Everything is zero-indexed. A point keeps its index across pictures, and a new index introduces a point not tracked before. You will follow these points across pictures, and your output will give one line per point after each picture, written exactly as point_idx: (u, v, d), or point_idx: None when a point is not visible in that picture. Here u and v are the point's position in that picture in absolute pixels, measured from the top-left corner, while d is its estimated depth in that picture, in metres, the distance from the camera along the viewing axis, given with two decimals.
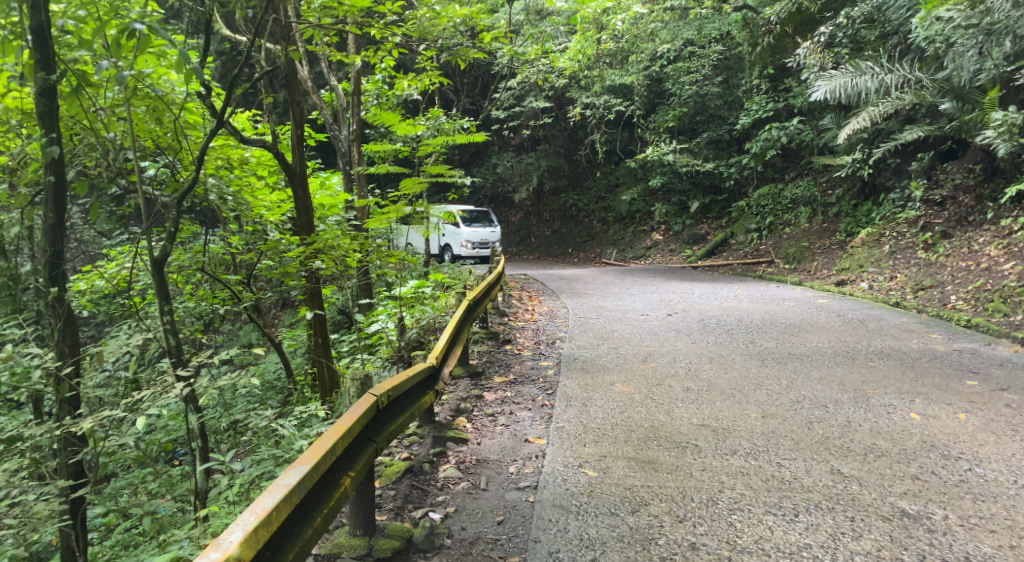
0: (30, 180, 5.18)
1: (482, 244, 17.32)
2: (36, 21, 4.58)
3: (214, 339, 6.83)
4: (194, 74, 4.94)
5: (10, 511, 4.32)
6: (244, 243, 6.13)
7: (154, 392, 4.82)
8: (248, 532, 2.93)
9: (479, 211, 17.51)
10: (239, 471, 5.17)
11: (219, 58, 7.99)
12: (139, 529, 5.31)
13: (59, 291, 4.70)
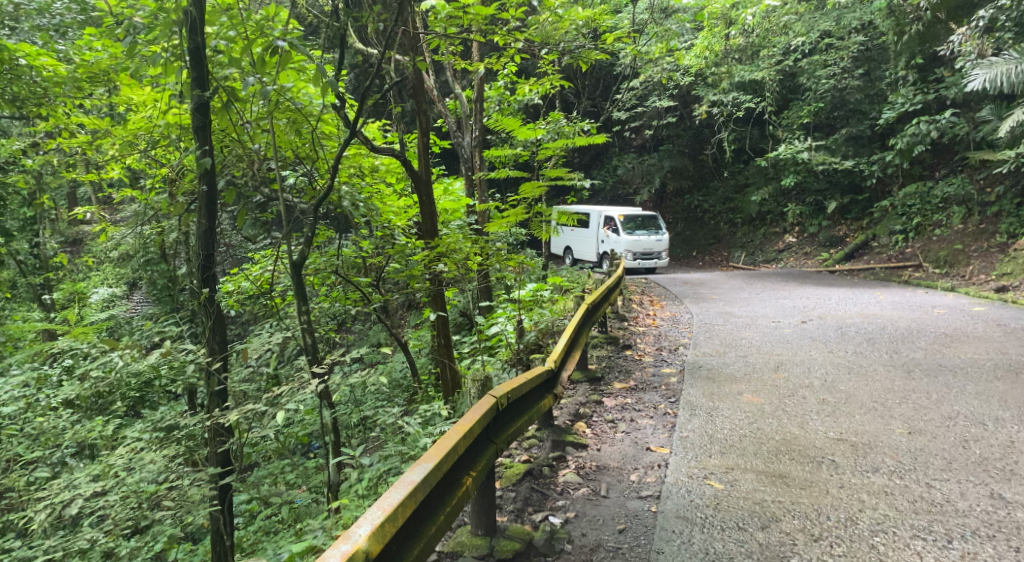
0: (186, 190, 5.60)
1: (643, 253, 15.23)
2: (193, 44, 4.92)
3: (346, 339, 7.15)
4: (329, 86, 5.19)
5: (169, 494, 4.64)
6: (373, 247, 6.37)
7: (292, 388, 5.06)
8: (375, 526, 3.04)
9: (644, 216, 15.63)
10: (368, 465, 5.36)
11: (352, 70, 8.36)
12: (279, 517, 5.65)
13: (210, 292, 5.06)
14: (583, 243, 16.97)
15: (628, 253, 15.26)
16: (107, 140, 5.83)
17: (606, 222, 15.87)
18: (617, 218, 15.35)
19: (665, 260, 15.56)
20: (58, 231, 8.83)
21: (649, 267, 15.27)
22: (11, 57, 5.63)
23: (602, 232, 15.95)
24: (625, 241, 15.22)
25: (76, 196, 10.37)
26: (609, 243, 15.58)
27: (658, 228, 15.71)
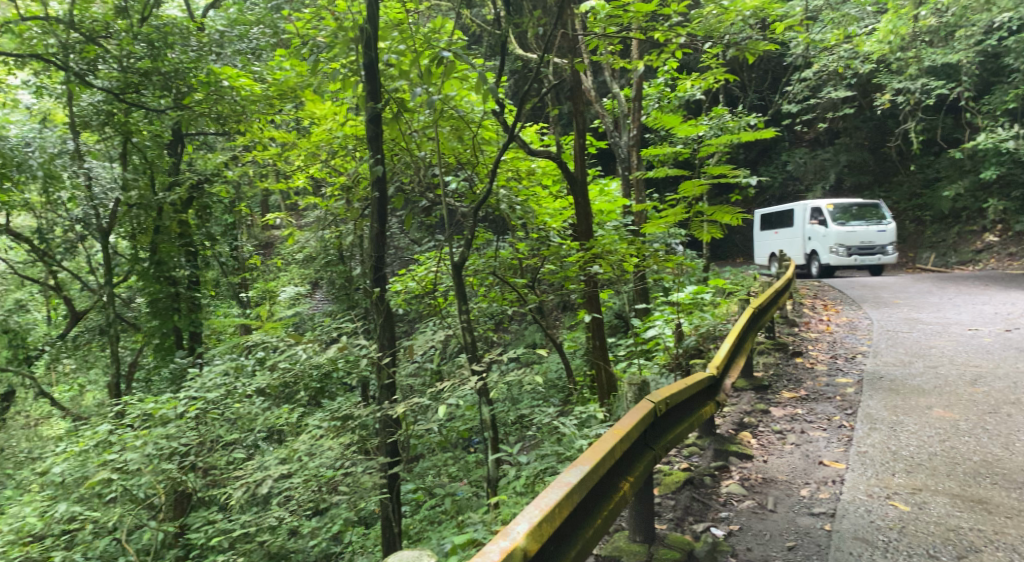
0: (360, 196, 5.96)
1: (861, 246, 13.36)
2: (367, 58, 5.21)
3: (504, 338, 7.28)
4: (491, 93, 5.29)
5: (345, 479, 4.98)
6: (530, 249, 6.44)
7: (454, 384, 5.21)
8: (533, 525, 3.04)
9: (861, 204, 13.77)
10: (525, 463, 5.44)
11: (512, 75, 8.50)
12: (442, 508, 5.88)
13: (381, 292, 5.38)
14: (788, 242, 15.35)
15: (841, 247, 13.49)
16: (294, 152, 6.37)
17: (813, 216, 14.34)
18: (825, 209, 13.79)
19: (892, 254, 13.43)
20: (252, 234, 9.71)
21: (869, 263, 13.29)
22: (216, 81, 6.42)
23: (809, 227, 14.40)
24: (837, 233, 13.52)
25: (269, 202, 11.34)
26: (819, 238, 13.97)
27: (881, 219, 13.70)
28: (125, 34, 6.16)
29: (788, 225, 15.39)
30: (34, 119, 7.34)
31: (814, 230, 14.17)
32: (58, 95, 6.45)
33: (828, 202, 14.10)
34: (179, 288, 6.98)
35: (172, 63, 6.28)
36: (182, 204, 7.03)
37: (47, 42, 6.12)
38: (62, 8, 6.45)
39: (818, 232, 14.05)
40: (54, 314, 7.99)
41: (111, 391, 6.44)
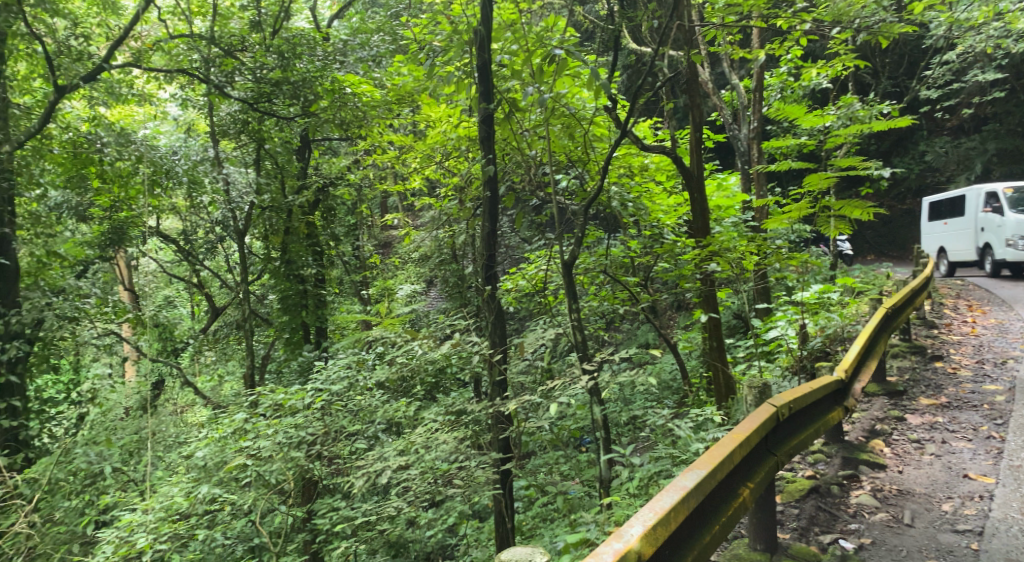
0: (473, 196, 6.02)
1: None
2: (480, 59, 5.26)
3: (616, 338, 7.17)
4: (604, 89, 5.21)
5: (459, 473, 5.07)
6: (643, 247, 6.31)
7: (564, 383, 5.16)
8: (648, 528, 2.96)
9: None
10: (639, 465, 5.33)
11: (626, 70, 8.37)
12: (554, 506, 5.87)
13: (492, 289, 5.43)
14: (957, 235, 13.46)
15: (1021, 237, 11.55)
16: (411, 154, 6.48)
17: (988, 204, 12.52)
18: (1004, 193, 12.01)
19: None
20: (372, 235, 10.05)
21: None
22: (340, 89, 6.73)
23: (981, 216, 12.56)
24: (1016, 221, 11.66)
25: (388, 203, 11.69)
26: (994, 228, 12.12)
27: None
28: (259, 47, 6.63)
29: (957, 215, 13.55)
30: (181, 129, 7.94)
31: (989, 220, 12.36)
32: (200, 106, 6.94)
33: (1005, 187, 12.27)
34: (307, 285, 7.30)
35: (301, 73, 6.65)
36: (309, 207, 7.39)
37: (191, 57, 6.59)
38: (205, 26, 6.94)
39: (994, 222, 12.21)
40: (197, 309, 8.61)
41: (246, 381, 6.84)
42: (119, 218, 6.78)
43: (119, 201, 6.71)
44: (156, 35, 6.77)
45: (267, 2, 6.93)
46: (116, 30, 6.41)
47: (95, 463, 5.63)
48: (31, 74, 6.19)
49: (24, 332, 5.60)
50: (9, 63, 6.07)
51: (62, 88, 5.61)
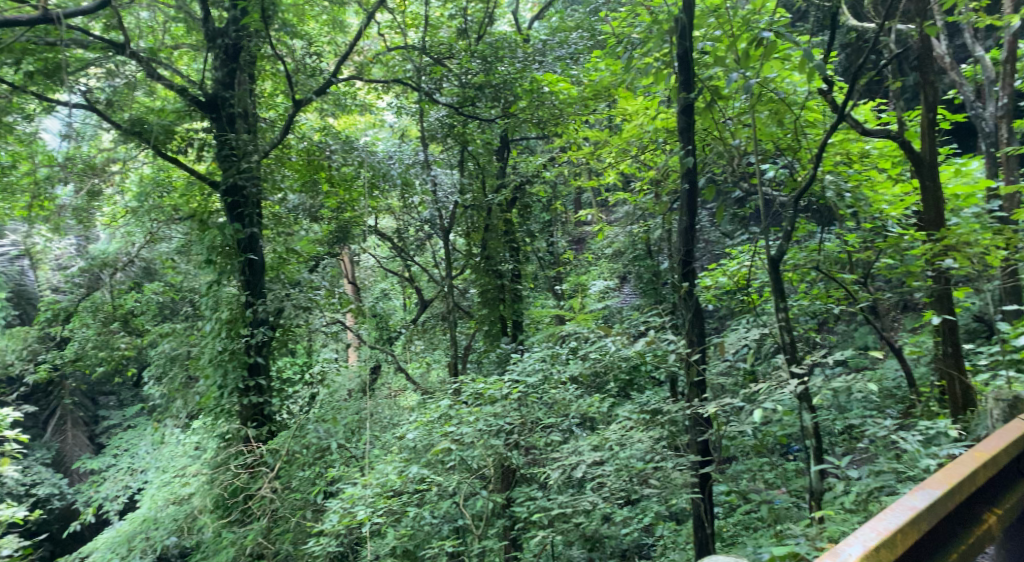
0: (670, 190, 5.73)
1: None
2: (683, 48, 4.96)
3: (828, 340, 6.61)
4: (820, 71, 4.70)
5: (654, 474, 4.92)
6: (862, 241, 5.78)
7: (770, 386, 4.80)
8: (869, 548, 2.61)
9: None
10: (856, 479, 4.86)
11: (844, 50, 7.68)
12: (759, 514, 5.53)
13: (690, 287, 5.03)
14: None
15: None
16: (606, 149, 6.45)
17: None
18: None
19: None
20: (567, 231, 10.06)
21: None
22: (538, 87, 6.76)
23: None
24: None
25: (585, 200, 11.66)
26: None
27: None
28: (465, 53, 6.91)
29: None
30: (396, 134, 8.53)
31: None
32: (412, 113, 7.41)
33: None
34: (504, 280, 7.58)
35: (502, 76, 6.81)
36: (507, 205, 7.61)
37: (405, 67, 7.05)
38: (418, 36, 7.43)
39: None
40: (408, 301, 9.23)
41: (450, 370, 7.17)
42: (344, 218, 7.23)
43: (344, 202, 7.22)
44: (375, 49, 7.30)
45: (473, 10, 7.28)
46: (343, 47, 7.05)
47: (324, 438, 6.10)
48: (274, 92, 7.01)
49: (269, 320, 6.40)
50: (258, 82, 6.91)
51: (299, 102, 6.29)
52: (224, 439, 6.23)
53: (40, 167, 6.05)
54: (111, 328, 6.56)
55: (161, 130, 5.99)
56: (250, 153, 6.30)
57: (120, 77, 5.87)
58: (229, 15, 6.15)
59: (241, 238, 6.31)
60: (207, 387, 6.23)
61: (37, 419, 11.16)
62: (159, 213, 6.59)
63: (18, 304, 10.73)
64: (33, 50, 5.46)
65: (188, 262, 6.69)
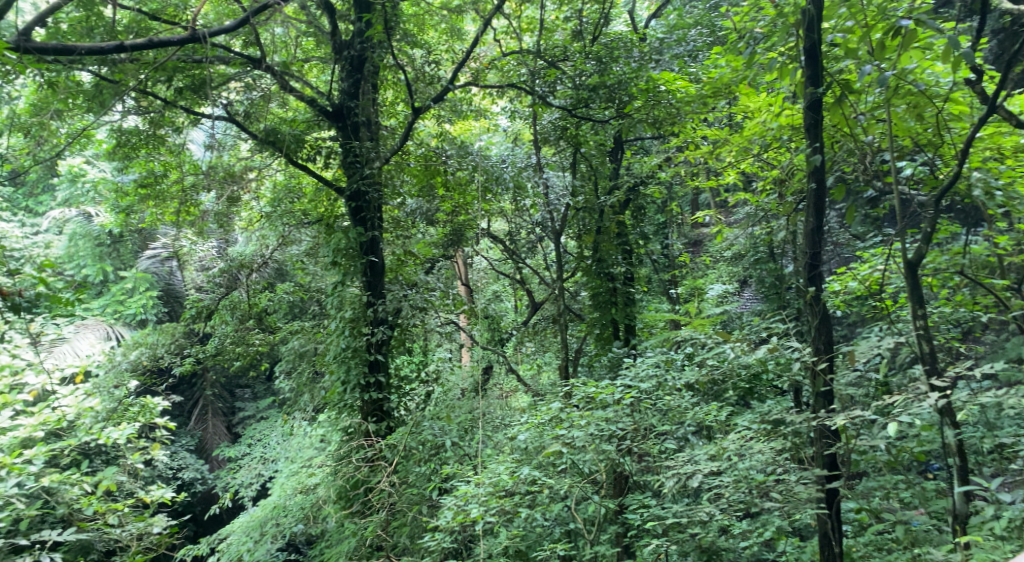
0: (795, 190, 5.45)
1: None
2: (809, 42, 4.70)
3: (974, 350, 6.07)
4: (968, 60, 4.28)
5: (777, 486, 4.68)
6: (1016, 244, 5.26)
7: (907, 399, 4.46)
8: None
9: None
10: (1010, 505, 4.42)
11: (994, 36, 7.05)
12: (893, 536, 5.16)
13: (817, 291, 4.73)
14: None
15: None
16: (726, 148, 6.24)
17: None
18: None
19: None
20: (682, 233, 9.81)
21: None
22: (655, 86, 6.62)
23: None
24: None
25: (700, 201, 11.34)
26: None
27: None
28: (580, 55, 6.89)
29: None
30: (510, 138, 8.62)
31: None
32: (526, 116, 7.46)
33: None
34: (616, 283, 7.48)
35: (617, 76, 6.76)
36: (620, 207, 7.51)
37: (520, 71, 7.11)
38: (533, 41, 7.50)
39: None
40: (520, 303, 9.30)
41: (562, 372, 7.15)
42: (458, 221, 7.29)
43: (458, 205, 7.23)
44: (492, 55, 7.41)
45: (589, 11, 7.26)
46: (460, 54, 7.22)
47: (438, 436, 6.21)
48: (395, 100, 7.26)
49: (388, 319, 6.65)
50: (380, 92, 7.18)
51: (417, 109, 6.43)
52: (347, 433, 6.48)
53: (187, 175, 6.55)
54: (246, 325, 7.00)
55: (292, 139, 6.35)
56: (373, 160, 6.55)
57: (257, 90, 6.22)
58: (354, 28, 6.41)
59: (364, 241, 6.61)
60: (332, 382, 6.55)
61: (182, 408, 12.11)
62: (290, 217, 6.99)
63: (167, 302, 11.69)
64: (183, 68, 5.94)
65: (316, 264, 7.03)
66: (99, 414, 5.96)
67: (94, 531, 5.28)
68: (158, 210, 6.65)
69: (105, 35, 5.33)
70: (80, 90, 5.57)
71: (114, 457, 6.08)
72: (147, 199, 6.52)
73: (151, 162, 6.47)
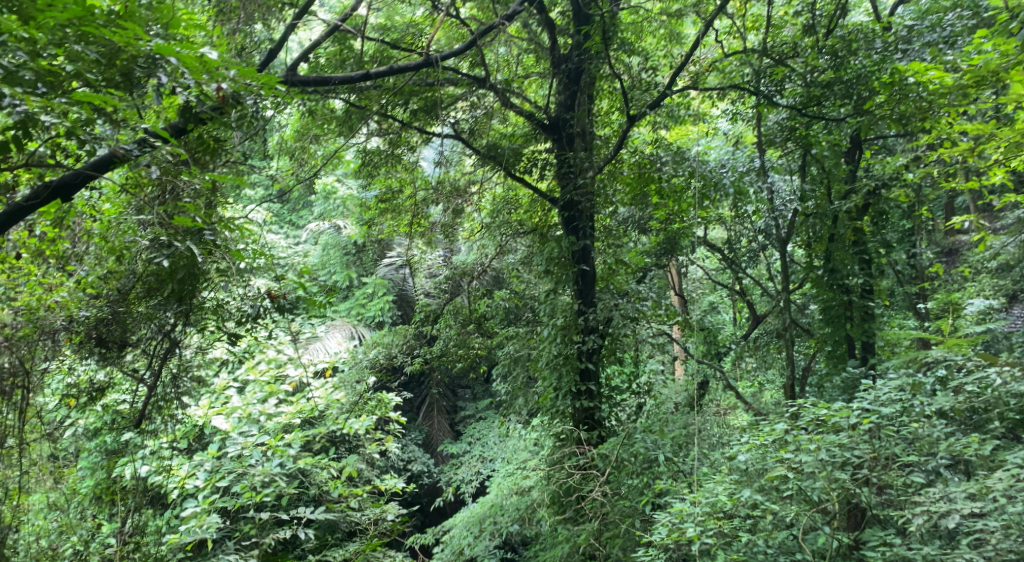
0: None
1: None
2: None
3: None
4: None
5: None
6: None
7: None
8: None
9: None
10: None
11: None
12: None
13: None
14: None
15: None
16: (991, 145, 5.47)
17: None
18: None
19: None
20: (933, 241, 8.77)
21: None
22: (902, 79, 5.98)
23: None
24: None
25: (957, 205, 10.08)
26: None
27: None
28: (811, 50, 6.48)
29: None
30: (730, 143, 8.30)
31: None
32: (749, 119, 7.11)
33: None
34: (852, 295, 6.80)
35: (855, 70, 6.22)
36: (857, 212, 6.88)
37: (744, 71, 6.80)
38: (759, 38, 7.13)
39: None
40: (739, 316, 8.87)
41: (786, 391, 6.69)
42: (672, 229, 7.32)
43: (673, 213, 7.15)
44: (712, 56, 7.25)
45: (822, 3, 6.80)
46: (679, 58, 7.08)
47: (650, 449, 6.04)
48: (610, 109, 7.26)
49: (598, 328, 6.62)
50: (596, 102, 7.24)
51: (634, 116, 6.37)
52: (560, 438, 6.53)
53: (419, 191, 6.99)
54: (468, 329, 7.41)
55: (511, 154, 6.64)
56: (586, 169, 6.60)
57: (481, 108, 6.67)
58: (574, 41, 6.66)
59: (576, 250, 6.69)
60: (545, 388, 6.66)
61: (413, 404, 13.14)
62: (507, 227, 7.18)
63: (401, 306, 12.74)
64: (418, 91, 6.51)
65: (530, 272, 7.28)
66: (344, 405, 6.59)
67: (339, 511, 5.90)
68: (395, 222, 7.27)
69: (355, 66, 5.97)
70: (333, 116, 6.24)
71: (355, 446, 6.65)
72: (386, 212, 7.14)
73: (390, 179, 6.99)
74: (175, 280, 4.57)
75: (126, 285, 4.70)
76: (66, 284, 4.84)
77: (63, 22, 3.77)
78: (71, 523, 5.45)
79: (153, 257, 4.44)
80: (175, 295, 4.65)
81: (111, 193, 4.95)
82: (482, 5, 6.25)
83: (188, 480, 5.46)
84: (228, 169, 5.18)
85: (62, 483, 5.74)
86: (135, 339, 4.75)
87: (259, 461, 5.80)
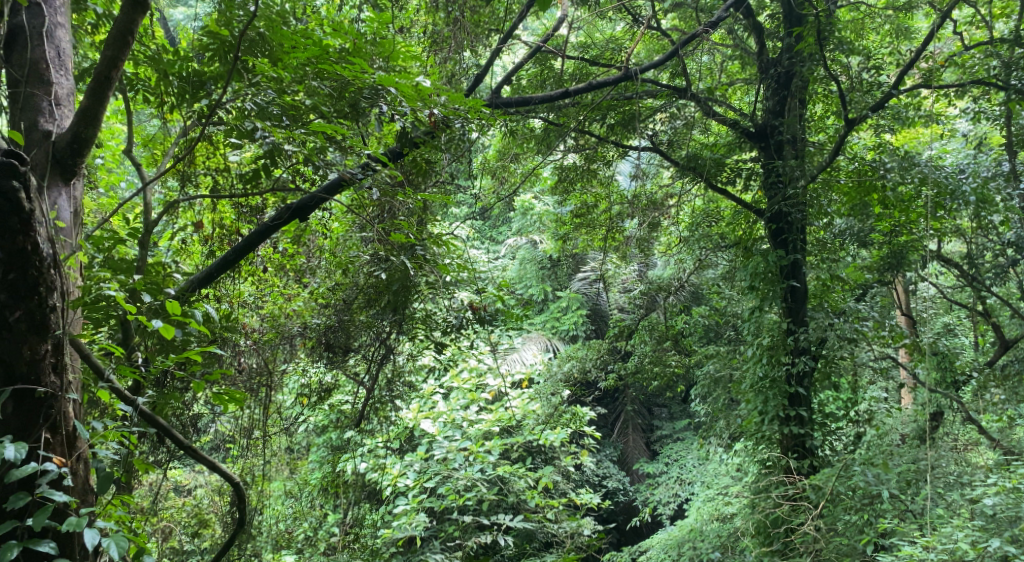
0: None
1: None
2: None
3: None
4: None
5: None
6: None
7: None
8: None
9: None
10: None
11: None
12: None
13: None
14: None
15: None
16: None
17: None
18: None
19: None
20: None
21: None
22: None
23: None
24: None
25: None
26: None
27: None
28: None
29: None
30: (971, 144, 7.39)
31: None
32: (996, 117, 6.33)
33: None
34: None
35: None
36: None
37: (989, 64, 6.05)
38: (1009, 26, 6.31)
39: None
40: (982, 340, 7.84)
41: None
42: (899, 242, 6.44)
43: (900, 224, 6.35)
44: (950, 51, 6.54)
45: None
46: (908, 54, 6.44)
47: (873, 484, 5.47)
48: (825, 113, 6.78)
49: (811, 349, 6.15)
50: (809, 107, 6.78)
51: (852, 120, 5.96)
52: (766, 466, 6.20)
53: (614, 205, 7.00)
54: (664, 345, 7.19)
55: (712, 164, 6.39)
56: (797, 178, 6.26)
57: (681, 118, 6.55)
58: (784, 44, 6.39)
59: (785, 265, 6.27)
60: (749, 411, 6.35)
61: (607, 419, 13.13)
62: (707, 240, 6.91)
63: (595, 320, 12.87)
64: (615, 106, 6.55)
65: (732, 288, 6.98)
66: (540, 416, 6.75)
67: (536, 520, 6.05)
68: (589, 237, 7.23)
69: (555, 84, 6.13)
70: (533, 135, 6.59)
71: (552, 457, 6.78)
72: (580, 227, 7.18)
73: (586, 195, 7.07)
74: (391, 291, 4.87)
75: (350, 296, 5.11)
76: (303, 295, 5.46)
77: (304, 61, 4.23)
78: (302, 510, 6.10)
79: (373, 270, 4.87)
80: (390, 306, 4.96)
81: (339, 212, 5.42)
82: (685, 15, 6.16)
83: (400, 479, 5.90)
84: (437, 189, 5.50)
85: (296, 473, 6.48)
86: (357, 345, 5.26)
87: (462, 465, 6.07)
